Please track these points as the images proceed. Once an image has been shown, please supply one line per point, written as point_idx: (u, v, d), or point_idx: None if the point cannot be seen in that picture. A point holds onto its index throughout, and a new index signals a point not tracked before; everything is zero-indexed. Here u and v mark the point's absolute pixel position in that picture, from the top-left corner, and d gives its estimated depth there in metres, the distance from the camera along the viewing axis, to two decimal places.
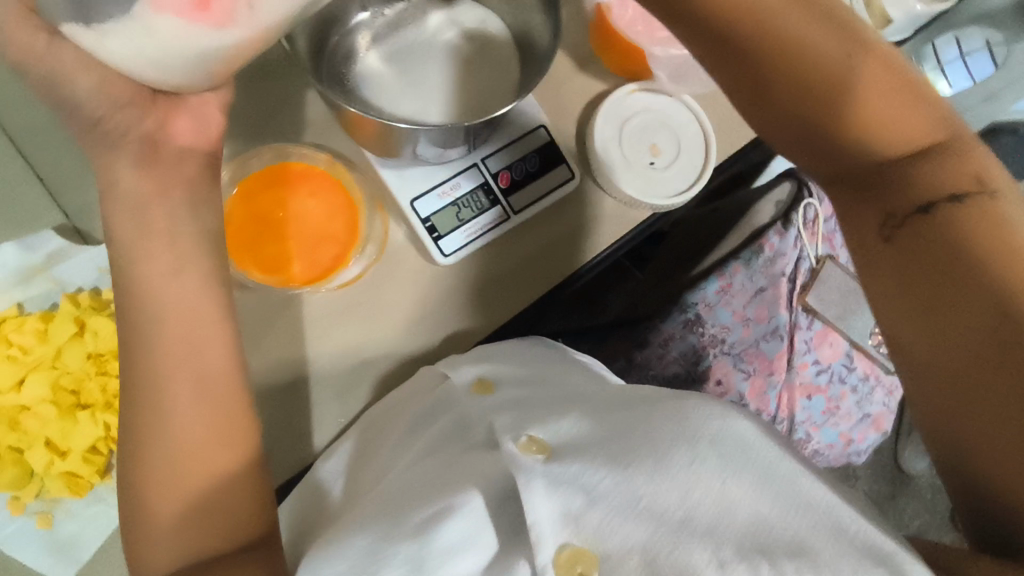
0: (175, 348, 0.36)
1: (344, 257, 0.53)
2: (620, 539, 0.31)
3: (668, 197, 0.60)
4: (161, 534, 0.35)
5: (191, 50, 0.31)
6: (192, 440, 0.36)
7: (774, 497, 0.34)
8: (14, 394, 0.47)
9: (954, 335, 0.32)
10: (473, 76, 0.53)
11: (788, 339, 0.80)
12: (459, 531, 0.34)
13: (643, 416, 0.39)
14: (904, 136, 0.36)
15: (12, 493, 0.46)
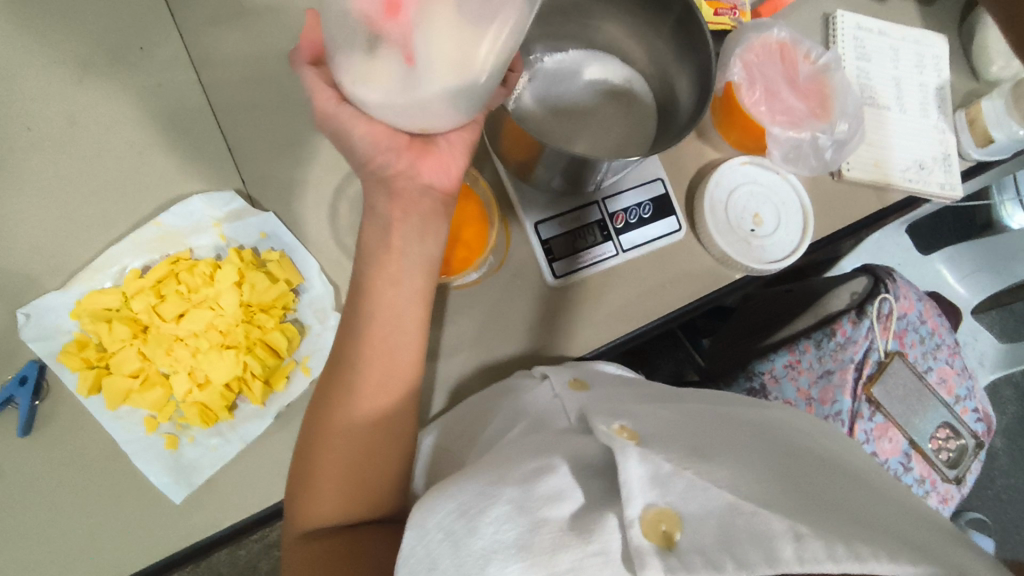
0: (382, 321, 0.44)
1: (471, 260, 0.59)
2: (702, 502, 0.34)
3: (762, 262, 0.64)
4: (324, 487, 0.42)
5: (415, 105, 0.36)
6: (368, 398, 0.44)
7: (854, 516, 0.33)
8: (174, 325, 0.53)
9: None
10: (620, 118, 0.61)
11: (849, 426, 0.81)
12: (557, 484, 0.38)
13: (736, 425, 0.43)
14: None
15: (151, 412, 0.52)
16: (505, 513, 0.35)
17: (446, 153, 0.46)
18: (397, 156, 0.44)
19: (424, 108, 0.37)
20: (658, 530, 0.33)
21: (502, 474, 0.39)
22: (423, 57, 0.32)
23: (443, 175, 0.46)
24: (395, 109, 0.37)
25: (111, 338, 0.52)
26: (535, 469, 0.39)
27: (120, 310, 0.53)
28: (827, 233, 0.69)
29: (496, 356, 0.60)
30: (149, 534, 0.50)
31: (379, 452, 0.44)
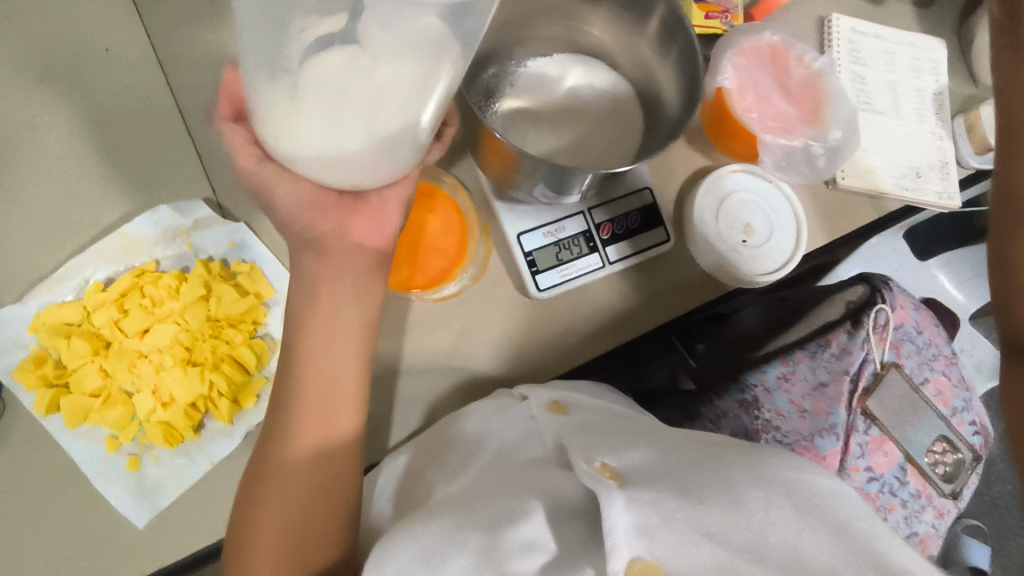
0: (321, 378, 0.44)
1: (450, 272, 0.58)
2: (693, 559, 0.33)
3: (755, 274, 0.62)
4: (260, 553, 0.42)
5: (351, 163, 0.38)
6: (319, 423, 0.44)
7: (856, 554, 0.34)
8: (136, 340, 0.51)
9: None
10: (601, 127, 0.59)
11: (844, 441, 0.78)
12: (531, 532, 0.36)
13: (718, 458, 0.42)
14: None
15: (112, 431, 0.49)
16: (470, 565, 0.34)
17: (378, 210, 0.48)
18: (323, 215, 0.45)
19: (364, 157, 0.37)
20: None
21: (470, 515, 0.38)
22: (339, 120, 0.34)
23: (374, 236, 0.48)
24: (329, 161, 0.37)
25: (70, 354, 0.49)
26: (506, 512, 0.38)
27: (81, 324, 0.51)
28: (821, 243, 0.67)
29: (476, 371, 0.58)
30: (107, 562, 0.47)
31: (330, 478, 0.44)
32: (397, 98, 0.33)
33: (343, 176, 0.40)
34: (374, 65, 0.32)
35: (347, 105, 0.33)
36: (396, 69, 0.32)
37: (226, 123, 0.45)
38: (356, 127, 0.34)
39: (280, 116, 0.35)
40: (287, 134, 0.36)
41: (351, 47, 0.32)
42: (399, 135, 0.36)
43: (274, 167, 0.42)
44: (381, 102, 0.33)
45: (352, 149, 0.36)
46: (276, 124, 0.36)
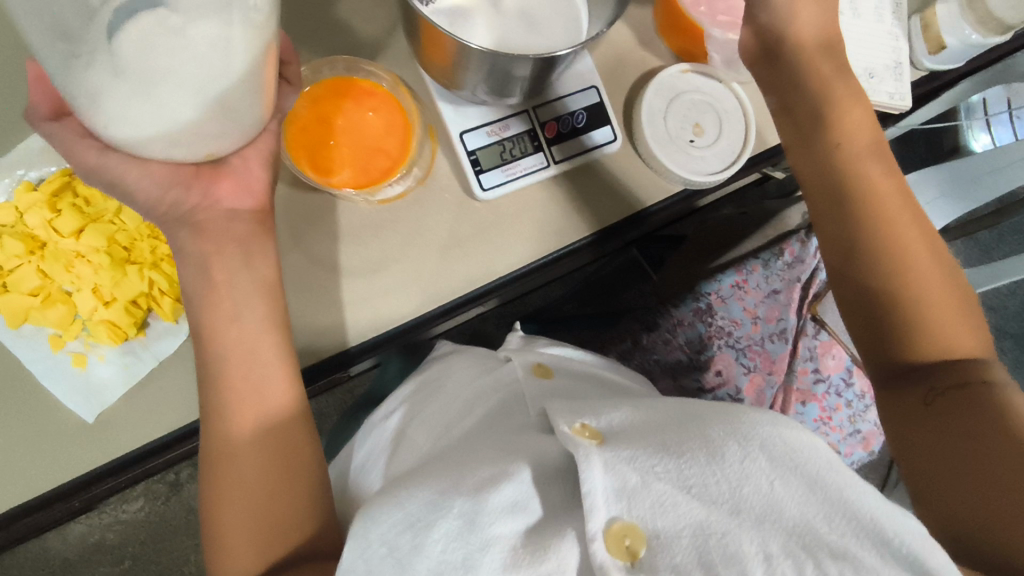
0: (236, 364, 0.47)
1: (392, 172, 0.57)
2: (671, 519, 0.38)
3: (702, 173, 0.62)
4: (227, 538, 0.45)
5: (181, 133, 0.39)
6: (254, 381, 0.47)
7: (826, 501, 0.37)
8: (72, 241, 0.50)
9: (858, 239, 0.51)
10: (555, 11, 0.57)
11: (793, 344, 0.81)
12: (511, 494, 0.42)
13: (692, 413, 0.45)
14: (859, 160, 0.53)
15: (55, 330, 0.50)
16: (455, 527, 0.39)
17: (242, 172, 0.50)
18: (185, 191, 0.47)
19: (202, 124, 0.39)
20: (623, 544, 0.37)
21: (456, 481, 0.43)
22: (156, 105, 0.36)
23: (243, 198, 0.50)
24: (171, 136, 0.39)
25: (6, 255, 0.49)
26: (489, 476, 0.43)
27: (14, 226, 0.50)
28: (769, 145, 0.66)
29: (429, 276, 0.58)
30: (65, 453, 0.49)
31: (284, 438, 0.48)
32: (218, 60, 0.35)
33: (186, 149, 0.42)
34: (188, 27, 0.33)
35: (165, 76, 0.34)
36: (212, 26, 0.34)
37: (47, 123, 0.43)
38: (189, 96, 0.36)
39: (105, 108, 0.36)
40: (119, 127, 0.38)
41: (157, 10, 0.33)
42: (227, 97, 0.38)
43: (120, 156, 0.43)
44: (210, 69, 0.35)
45: (188, 121, 0.38)
46: (104, 116, 0.37)
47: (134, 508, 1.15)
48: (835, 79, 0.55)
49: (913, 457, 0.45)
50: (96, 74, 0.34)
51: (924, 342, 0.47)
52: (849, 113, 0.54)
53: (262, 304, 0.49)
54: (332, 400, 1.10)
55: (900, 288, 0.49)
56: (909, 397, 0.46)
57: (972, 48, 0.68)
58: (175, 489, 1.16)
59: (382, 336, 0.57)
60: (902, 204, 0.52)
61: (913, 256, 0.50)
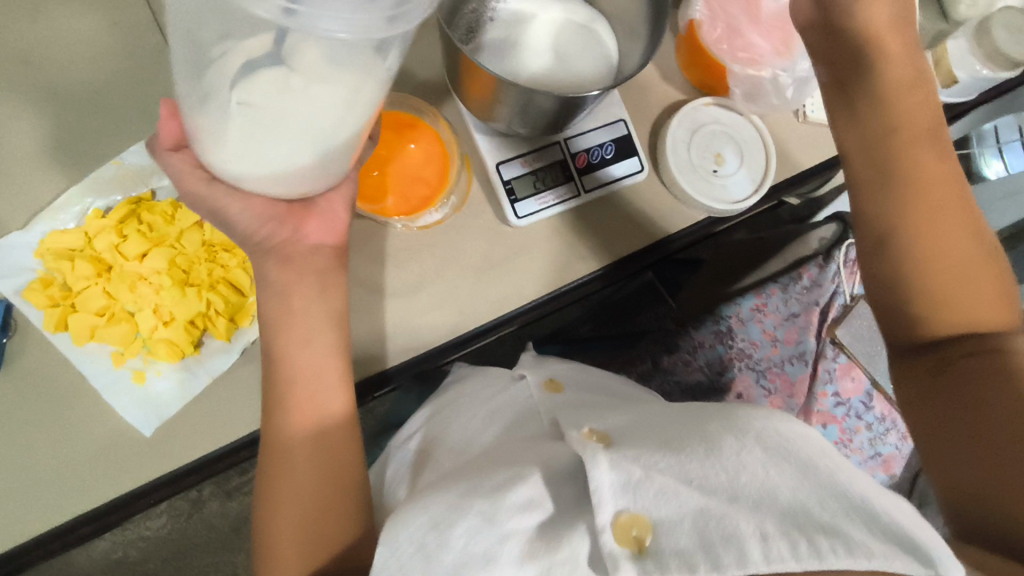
0: (302, 386, 0.50)
1: (432, 200, 0.61)
2: (674, 506, 0.40)
3: (723, 202, 0.65)
4: (277, 535, 0.48)
5: (287, 170, 0.44)
6: (314, 386, 0.50)
7: (818, 484, 0.39)
8: (136, 264, 0.54)
9: (897, 219, 0.50)
10: (584, 50, 0.61)
11: (812, 368, 0.83)
12: (527, 492, 0.44)
13: (704, 417, 0.48)
14: (908, 141, 0.51)
15: (117, 348, 0.53)
16: (472, 527, 0.42)
17: (329, 212, 0.53)
18: (278, 225, 0.50)
19: (308, 166, 0.44)
20: (631, 534, 0.39)
21: (473, 485, 0.45)
22: (270, 147, 0.41)
23: (327, 233, 0.53)
24: (279, 173, 0.44)
25: (76, 276, 0.53)
26: (506, 477, 0.45)
27: (83, 249, 0.54)
28: (789, 175, 0.69)
29: (462, 298, 0.61)
30: (123, 462, 0.52)
31: (334, 440, 0.50)
32: (333, 116, 0.39)
33: (290, 186, 0.47)
34: (310, 87, 0.37)
35: (280, 126, 0.39)
36: (333, 90, 0.37)
37: (169, 154, 0.48)
38: (300, 142, 0.40)
39: (230, 143, 0.41)
40: (237, 162, 0.43)
41: (278, 69, 0.37)
42: (333, 147, 0.42)
43: (225, 187, 0.47)
44: (323, 123, 0.39)
45: (299, 161, 0.43)
46: (226, 150, 0.42)
47: (157, 525, 1.17)
48: (893, 49, 0.52)
49: (927, 433, 0.46)
50: (223, 114, 0.39)
51: (946, 317, 0.48)
52: (900, 92, 0.52)
53: (331, 333, 0.51)
54: None
55: (926, 267, 0.48)
56: (919, 367, 0.47)
57: (981, 82, 0.71)
58: (197, 506, 1.18)
59: (415, 357, 0.60)
60: (945, 184, 0.50)
61: (955, 235, 0.49)
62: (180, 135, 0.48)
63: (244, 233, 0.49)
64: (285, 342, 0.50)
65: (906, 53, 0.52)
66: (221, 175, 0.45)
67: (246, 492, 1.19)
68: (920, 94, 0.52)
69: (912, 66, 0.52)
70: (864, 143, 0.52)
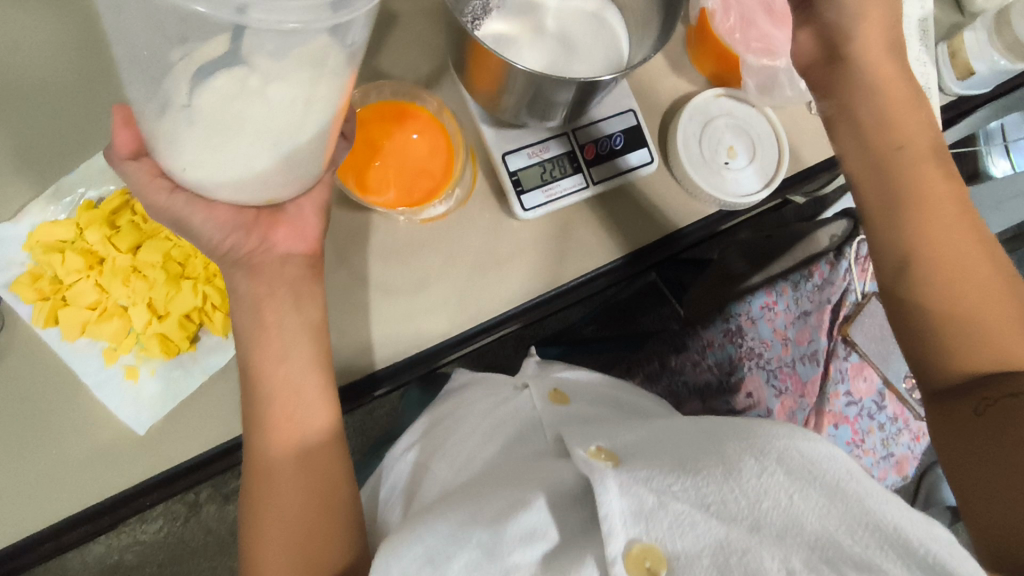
0: (279, 403, 0.48)
1: (436, 192, 0.58)
2: (691, 538, 0.37)
3: (736, 195, 0.63)
4: (265, 561, 0.45)
5: (249, 179, 0.42)
6: (296, 404, 0.48)
7: (844, 511, 0.36)
8: (129, 256, 0.52)
9: (920, 250, 0.47)
10: (597, 39, 0.60)
11: (824, 367, 0.81)
12: (530, 523, 0.42)
13: (718, 435, 0.44)
14: (919, 170, 0.49)
15: (110, 344, 0.52)
16: (473, 559, 0.40)
17: (298, 217, 0.52)
18: (246, 234, 0.49)
19: (272, 173, 0.42)
20: (643, 566, 0.37)
21: (475, 511, 0.43)
22: (228, 158, 0.39)
23: (297, 241, 0.52)
24: (241, 181, 0.42)
25: (66, 269, 0.52)
26: (508, 506, 0.43)
27: (75, 241, 0.52)
28: (801, 168, 0.67)
29: (465, 295, 0.59)
30: (115, 466, 0.50)
31: (319, 458, 0.48)
32: (292, 115, 0.37)
33: (254, 193, 0.45)
34: (265, 87, 0.36)
35: (237, 128, 0.37)
36: (288, 90, 0.36)
37: (125, 163, 0.46)
38: (259, 147, 0.38)
39: (187, 149, 0.39)
40: (195, 171, 0.41)
41: (236, 69, 0.36)
42: (296, 150, 0.41)
43: (188, 196, 0.45)
44: (280, 124, 0.37)
45: (260, 167, 0.41)
46: (182, 158, 0.40)
47: (153, 528, 1.15)
48: (902, 87, 0.51)
49: (965, 478, 0.41)
50: (177, 118, 0.37)
51: (979, 354, 0.44)
52: (908, 125, 0.51)
53: (308, 346, 0.50)
54: (351, 421, 1.09)
55: (952, 297, 0.46)
56: (959, 409, 0.43)
57: (1000, 74, 0.69)
58: (194, 509, 1.16)
59: (417, 356, 0.58)
60: (960, 218, 0.48)
61: (972, 267, 0.46)
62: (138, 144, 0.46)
63: (210, 243, 0.47)
64: (260, 355, 0.49)
65: (910, 98, 0.51)
66: (185, 184, 0.44)
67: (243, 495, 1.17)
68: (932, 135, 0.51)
69: (917, 102, 0.52)
70: (882, 170, 0.50)
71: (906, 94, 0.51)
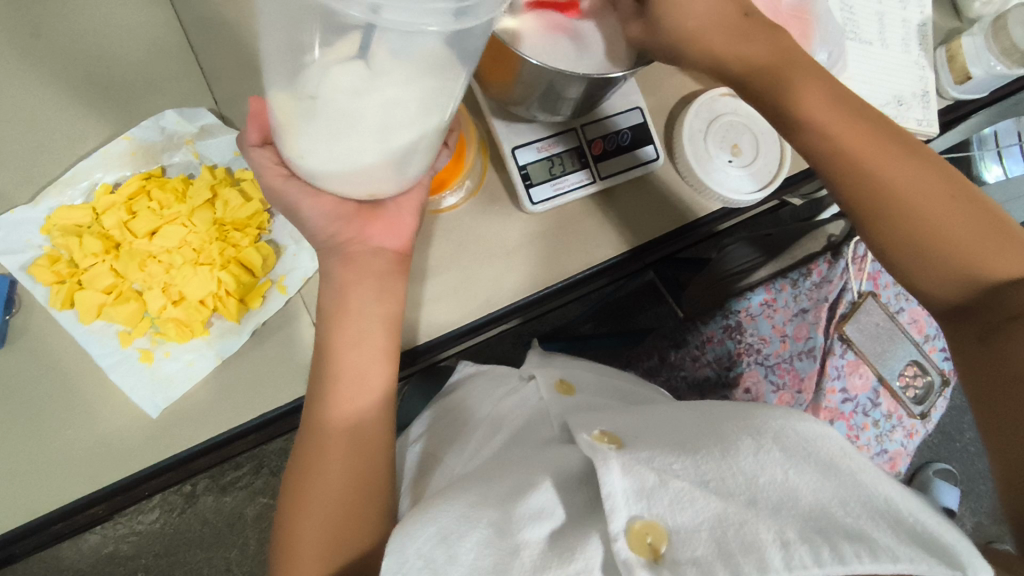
0: (340, 380, 0.49)
1: (448, 183, 0.60)
2: (690, 514, 0.38)
3: (739, 192, 0.65)
4: (298, 540, 0.46)
5: (356, 170, 0.42)
6: (351, 386, 0.49)
7: (839, 486, 0.38)
8: (146, 241, 0.54)
9: (869, 203, 0.51)
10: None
11: (821, 363, 0.82)
12: (538, 502, 0.42)
13: (718, 420, 0.45)
14: (806, 127, 0.53)
15: (125, 327, 0.53)
16: (483, 539, 0.40)
17: (394, 216, 0.52)
18: (345, 225, 0.49)
19: (378, 168, 0.42)
20: (645, 541, 0.37)
21: (484, 493, 0.44)
22: (350, 152, 0.40)
23: (387, 236, 0.52)
24: (347, 173, 0.43)
25: (83, 252, 0.53)
26: (518, 488, 0.44)
27: (91, 225, 0.54)
28: (803, 167, 0.68)
29: (475, 286, 0.60)
30: (127, 447, 0.51)
31: (367, 440, 0.49)
32: (415, 109, 0.37)
33: (358, 187, 0.45)
34: (381, 85, 0.34)
35: (358, 122, 0.37)
36: (407, 88, 0.35)
37: (252, 148, 0.48)
38: (370, 140, 0.39)
39: (309, 140, 0.40)
40: (309, 159, 0.42)
41: (347, 64, 0.35)
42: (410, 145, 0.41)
43: (301, 182, 0.47)
44: (396, 120, 0.37)
45: (369, 162, 0.41)
46: (301, 145, 0.41)
47: (149, 519, 1.15)
48: (762, 53, 0.56)
49: (991, 426, 0.43)
50: (295, 102, 0.38)
51: (959, 279, 0.47)
52: (809, 87, 0.54)
53: (382, 337, 0.50)
54: None
55: (918, 236, 0.49)
56: (968, 337, 0.47)
57: (997, 79, 0.71)
58: (191, 500, 1.16)
59: (424, 344, 0.59)
60: (833, 160, 0.52)
61: (918, 204, 0.49)
62: (267, 131, 0.48)
63: (314, 230, 0.49)
64: (337, 335, 0.49)
65: (779, 57, 0.55)
66: (298, 173, 0.45)
67: (241, 487, 1.17)
68: (814, 83, 0.54)
69: (796, 61, 0.55)
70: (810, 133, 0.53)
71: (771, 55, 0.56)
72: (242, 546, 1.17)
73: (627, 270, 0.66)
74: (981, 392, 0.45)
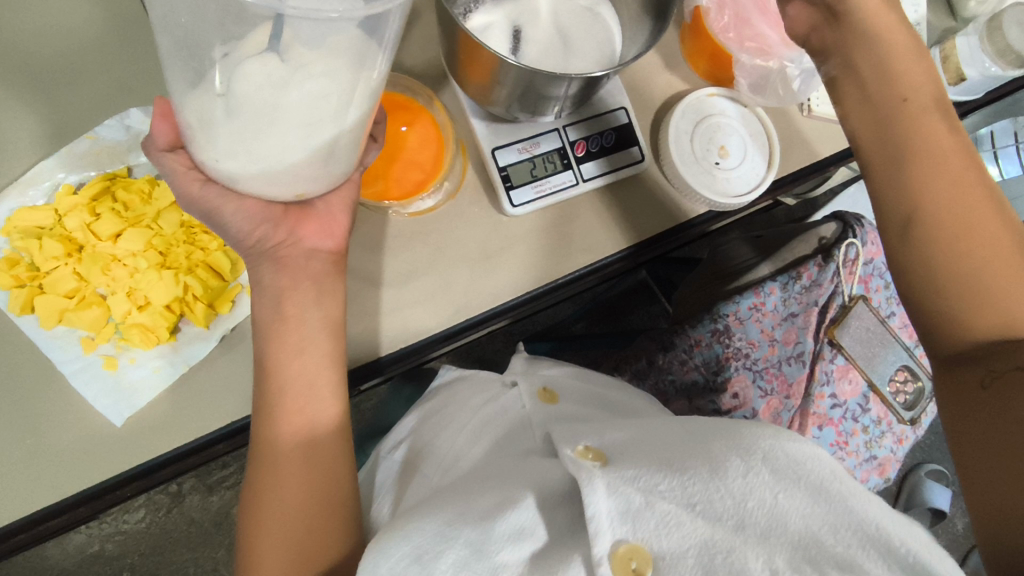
0: (291, 394, 0.47)
1: (426, 184, 0.59)
2: (676, 539, 0.37)
3: (727, 195, 0.63)
4: (258, 557, 0.45)
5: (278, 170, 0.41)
6: (307, 400, 0.48)
7: (830, 510, 0.36)
8: (109, 244, 0.52)
9: (933, 209, 0.46)
10: (589, 33, 0.59)
11: (810, 368, 0.80)
12: (519, 520, 0.41)
13: (701, 434, 0.44)
14: (899, 116, 0.50)
15: (88, 332, 0.51)
16: (462, 557, 0.38)
17: (327, 214, 0.51)
18: (273, 227, 0.48)
19: (303, 166, 0.41)
20: (629, 566, 0.36)
21: (463, 510, 0.42)
22: (272, 149, 0.38)
23: (324, 238, 0.51)
24: (272, 173, 0.41)
25: (44, 256, 0.51)
26: (497, 503, 0.43)
27: (53, 228, 0.52)
28: (792, 170, 0.67)
29: (455, 291, 0.59)
30: (94, 457, 0.49)
31: (322, 453, 0.47)
32: (335, 103, 0.36)
33: (283, 188, 0.44)
34: (300, 78, 0.34)
35: (275, 116, 0.36)
36: (328, 81, 0.35)
37: (162, 154, 0.44)
38: (291, 138, 0.37)
39: (222, 138, 0.38)
40: (227, 162, 0.40)
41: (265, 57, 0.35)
42: (334, 141, 0.40)
43: (222, 188, 0.44)
44: (319, 116, 0.36)
45: (292, 159, 0.40)
46: (217, 147, 0.39)
47: (134, 519, 1.13)
48: (893, 30, 0.51)
49: (968, 463, 0.40)
50: (209, 101, 0.36)
51: (983, 324, 0.43)
52: (914, 78, 0.50)
53: (326, 341, 0.49)
54: None
55: (966, 260, 0.44)
56: (970, 378, 0.42)
57: (991, 80, 0.69)
58: (177, 500, 1.14)
59: (400, 350, 0.57)
60: (913, 159, 0.48)
61: (981, 229, 0.45)
62: (176, 135, 0.45)
63: (239, 235, 0.46)
64: (277, 349, 0.48)
65: (907, 41, 0.51)
66: (217, 177, 0.43)
67: (227, 487, 1.16)
68: (924, 78, 0.50)
69: (916, 53, 0.51)
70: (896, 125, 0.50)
71: (904, 38, 0.51)
72: (229, 546, 1.15)
73: (611, 274, 0.64)
74: (960, 426, 0.41)
